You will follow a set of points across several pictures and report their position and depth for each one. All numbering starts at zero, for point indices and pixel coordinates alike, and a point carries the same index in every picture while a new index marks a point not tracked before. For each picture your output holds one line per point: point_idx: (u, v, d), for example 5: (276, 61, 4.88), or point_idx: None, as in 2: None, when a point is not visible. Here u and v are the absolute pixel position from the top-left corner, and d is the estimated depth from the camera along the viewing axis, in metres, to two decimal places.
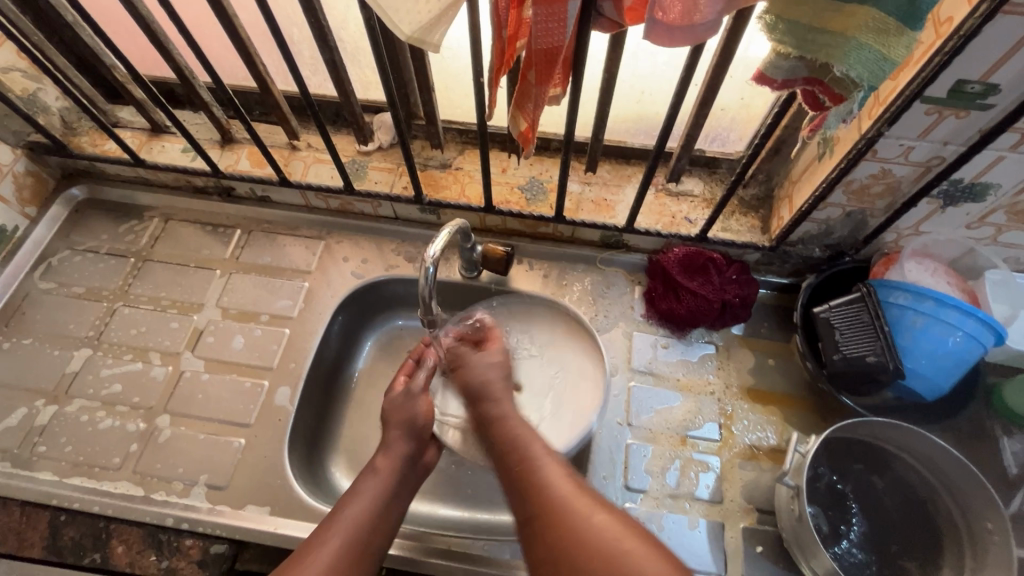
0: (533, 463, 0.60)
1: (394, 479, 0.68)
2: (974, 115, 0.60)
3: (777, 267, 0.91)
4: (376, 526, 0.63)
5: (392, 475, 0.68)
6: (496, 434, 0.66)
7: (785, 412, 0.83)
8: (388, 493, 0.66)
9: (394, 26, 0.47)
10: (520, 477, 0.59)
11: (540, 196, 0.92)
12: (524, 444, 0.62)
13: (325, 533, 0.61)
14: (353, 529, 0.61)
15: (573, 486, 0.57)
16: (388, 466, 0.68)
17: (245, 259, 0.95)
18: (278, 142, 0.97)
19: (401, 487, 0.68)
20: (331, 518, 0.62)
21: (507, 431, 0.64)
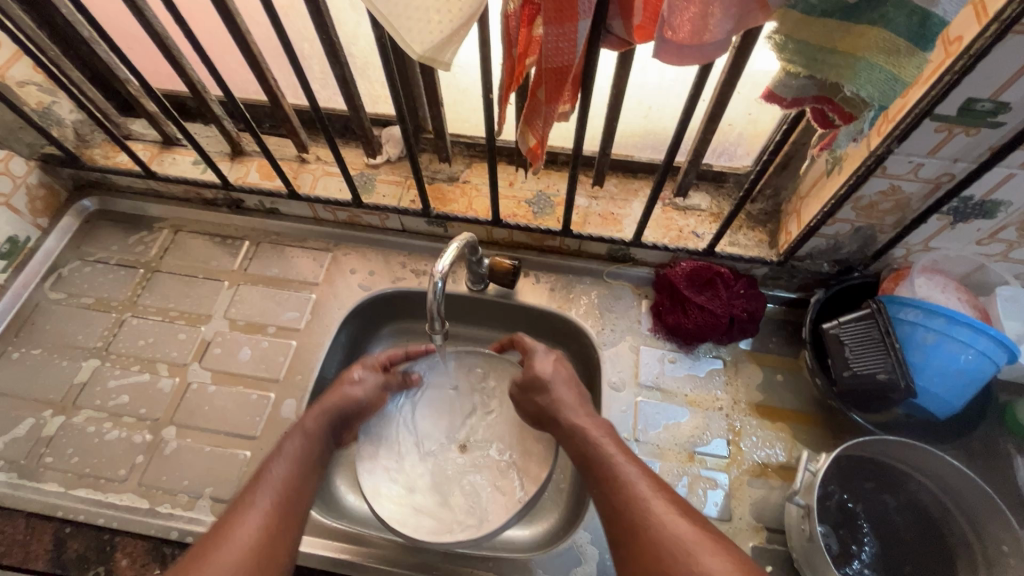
0: (615, 470, 0.60)
1: (317, 447, 0.67)
2: (985, 132, 0.60)
3: (785, 282, 0.90)
4: (300, 488, 0.62)
5: (311, 444, 0.67)
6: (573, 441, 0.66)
7: (794, 428, 0.82)
8: (308, 461, 0.65)
9: (406, 46, 0.47)
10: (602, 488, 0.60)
11: (547, 209, 0.92)
12: (603, 453, 0.63)
13: (251, 495, 0.60)
14: (279, 490, 0.60)
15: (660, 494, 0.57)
16: (312, 428, 0.68)
17: (253, 270, 0.96)
18: (287, 155, 0.98)
19: (319, 458, 0.67)
20: (256, 481, 0.61)
21: (592, 450, 0.63)
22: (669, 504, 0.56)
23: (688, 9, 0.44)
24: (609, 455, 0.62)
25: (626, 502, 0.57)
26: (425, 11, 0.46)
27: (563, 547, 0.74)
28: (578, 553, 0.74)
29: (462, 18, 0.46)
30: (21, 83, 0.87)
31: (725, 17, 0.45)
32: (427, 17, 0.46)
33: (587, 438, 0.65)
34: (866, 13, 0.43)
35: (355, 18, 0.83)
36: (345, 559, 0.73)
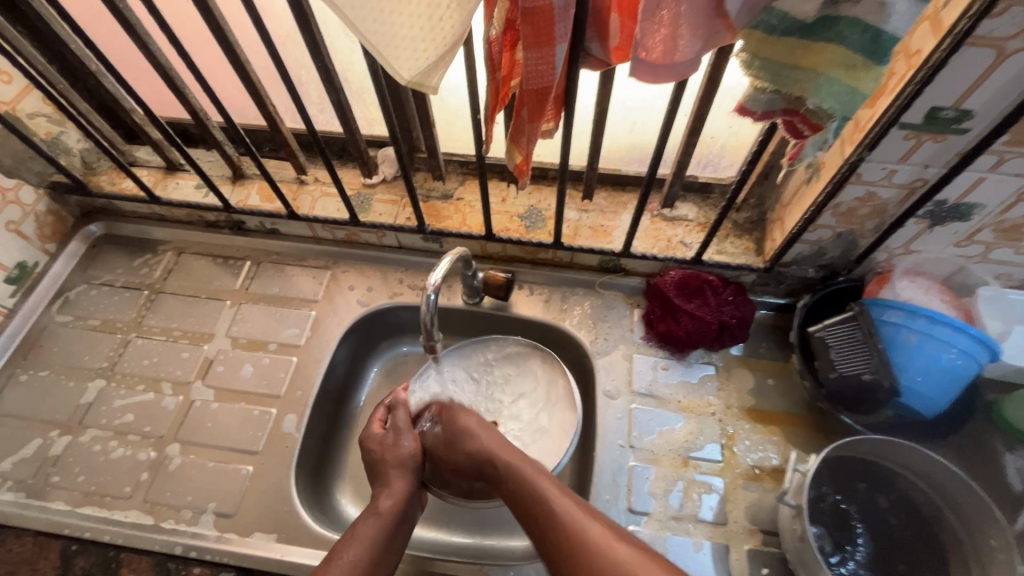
0: (547, 505, 0.62)
1: (392, 524, 0.68)
2: (951, 139, 0.62)
3: (773, 288, 0.92)
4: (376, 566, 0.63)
5: (380, 524, 0.67)
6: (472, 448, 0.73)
7: (786, 431, 0.84)
8: (380, 544, 0.65)
9: (395, 72, 0.50)
10: (532, 520, 0.62)
11: (539, 223, 0.95)
12: (527, 476, 0.66)
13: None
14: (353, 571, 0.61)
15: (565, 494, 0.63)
16: (386, 508, 0.68)
17: (254, 289, 0.98)
18: (286, 177, 1.01)
19: (393, 535, 0.67)
20: (328, 561, 0.62)
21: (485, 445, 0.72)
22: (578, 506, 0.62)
23: (659, 32, 0.47)
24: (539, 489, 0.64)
25: (528, 494, 0.64)
26: (412, 40, 0.49)
27: None
28: None
29: (447, 45, 0.49)
30: (31, 114, 0.90)
31: (694, 38, 0.48)
32: (414, 45, 0.49)
33: (519, 474, 0.67)
34: (823, 30, 0.46)
35: (349, 46, 0.86)
36: None
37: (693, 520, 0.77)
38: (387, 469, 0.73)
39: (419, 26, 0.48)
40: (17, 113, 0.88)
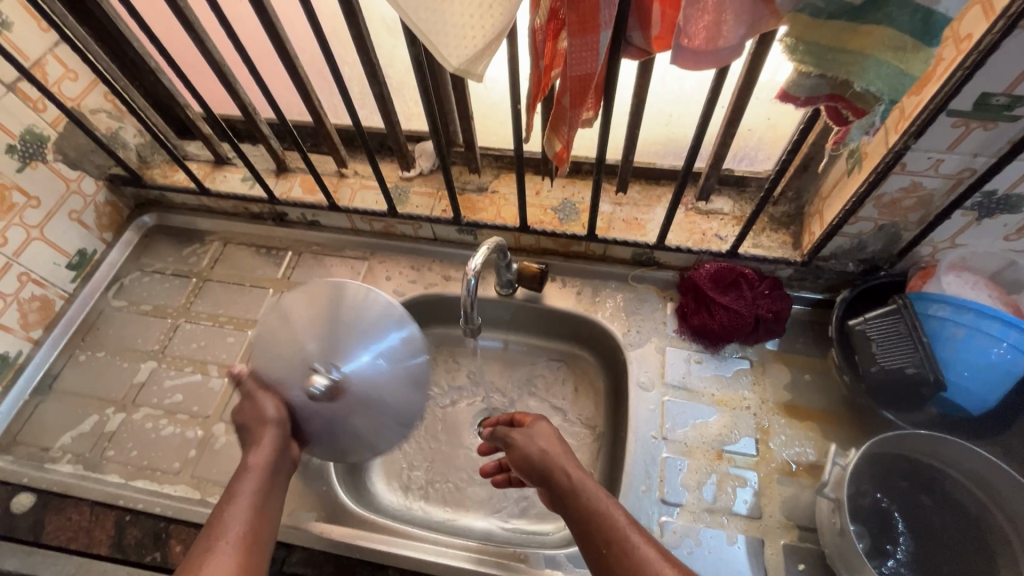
0: (617, 533, 0.58)
1: (264, 477, 0.62)
2: (1002, 126, 0.61)
3: (810, 283, 0.91)
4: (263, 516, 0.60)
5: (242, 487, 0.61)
6: (535, 465, 0.67)
7: (823, 427, 0.82)
8: (268, 478, 0.62)
9: (443, 59, 0.52)
10: (605, 550, 0.58)
11: (572, 216, 0.96)
12: (604, 514, 0.60)
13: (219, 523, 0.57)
14: (247, 518, 0.58)
15: (635, 526, 0.59)
16: (259, 468, 0.62)
17: (295, 279, 1.02)
18: (328, 170, 1.04)
19: (272, 485, 0.63)
20: (214, 541, 0.55)
21: (552, 463, 0.66)
22: (644, 534, 0.58)
23: (703, 18, 0.48)
24: (613, 518, 0.59)
25: (590, 516, 0.60)
26: (461, 28, 0.51)
27: None
28: None
29: (492, 34, 0.51)
30: (94, 110, 0.95)
31: (738, 23, 0.48)
32: (462, 32, 0.51)
33: (588, 499, 0.61)
34: (871, 13, 0.46)
35: (391, 42, 0.89)
36: (379, 549, 0.75)
37: (727, 514, 0.77)
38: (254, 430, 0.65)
39: (468, 13, 0.50)
40: (82, 108, 0.93)
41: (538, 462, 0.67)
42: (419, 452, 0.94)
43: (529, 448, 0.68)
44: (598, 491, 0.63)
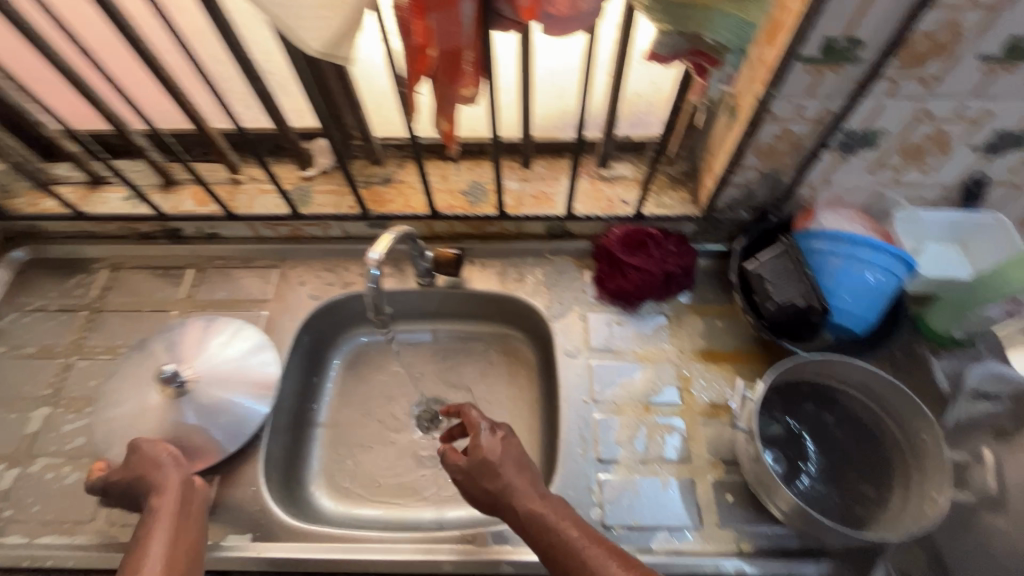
0: (579, 556, 0.59)
1: (175, 515, 0.67)
2: (848, 68, 0.67)
3: (713, 235, 0.96)
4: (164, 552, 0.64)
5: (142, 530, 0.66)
6: (481, 491, 0.67)
7: (738, 367, 0.88)
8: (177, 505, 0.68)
9: (304, 44, 0.51)
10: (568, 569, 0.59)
11: (482, 197, 0.96)
12: (561, 537, 0.61)
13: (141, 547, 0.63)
14: (172, 539, 0.64)
15: (597, 542, 0.60)
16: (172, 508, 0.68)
17: (200, 297, 0.96)
18: (220, 179, 0.98)
19: (185, 522, 0.67)
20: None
21: (500, 487, 0.66)
22: (604, 549, 0.59)
23: None
24: (569, 538, 0.61)
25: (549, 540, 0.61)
26: (317, 9, 0.49)
27: None
28: None
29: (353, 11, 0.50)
30: None
31: None
32: (319, 14, 0.49)
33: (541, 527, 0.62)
34: None
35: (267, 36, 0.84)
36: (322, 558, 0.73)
37: (660, 461, 0.81)
38: (147, 478, 0.70)
39: None
40: None
41: (497, 493, 0.65)
42: (359, 456, 0.92)
43: (490, 484, 0.66)
44: (561, 517, 0.63)
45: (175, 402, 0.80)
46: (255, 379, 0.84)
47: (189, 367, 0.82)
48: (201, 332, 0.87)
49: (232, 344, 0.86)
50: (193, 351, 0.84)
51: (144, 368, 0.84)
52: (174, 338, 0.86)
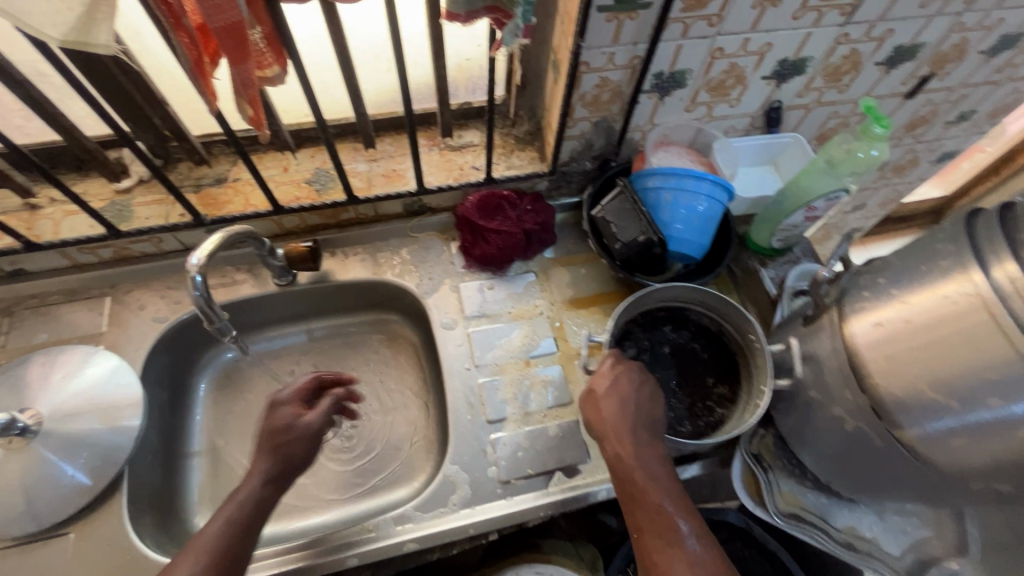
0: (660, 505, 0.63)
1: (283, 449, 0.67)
2: (642, 14, 0.71)
3: (565, 189, 1.01)
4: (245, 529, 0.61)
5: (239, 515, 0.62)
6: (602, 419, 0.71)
7: (605, 307, 0.94)
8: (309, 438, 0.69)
9: (44, 34, 0.45)
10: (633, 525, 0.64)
11: (330, 183, 0.92)
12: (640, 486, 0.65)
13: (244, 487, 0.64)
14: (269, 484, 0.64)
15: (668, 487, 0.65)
16: (245, 495, 0.63)
17: (14, 344, 0.83)
18: (11, 206, 0.85)
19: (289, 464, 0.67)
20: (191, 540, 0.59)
21: (605, 424, 0.70)
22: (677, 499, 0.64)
23: None
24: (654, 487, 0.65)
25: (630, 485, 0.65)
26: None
27: (436, 484, 0.78)
28: (451, 482, 0.78)
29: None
30: None
31: None
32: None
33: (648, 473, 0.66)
34: None
35: None
36: None
37: (546, 409, 0.85)
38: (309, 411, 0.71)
39: None
40: None
41: (611, 421, 0.70)
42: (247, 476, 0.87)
43: (608, 410, 0.70)
44: (644, 454, 0.67)
45: (25, 450, 0.72)
46: (113, 403, 0.78)
47: (29, 409, 0.75)
48: (46, 368, 0.79)
49: (87, 371, 0.79)
50: (39, 389, 0.77)
51: None
52: (18, 381, 0.78)
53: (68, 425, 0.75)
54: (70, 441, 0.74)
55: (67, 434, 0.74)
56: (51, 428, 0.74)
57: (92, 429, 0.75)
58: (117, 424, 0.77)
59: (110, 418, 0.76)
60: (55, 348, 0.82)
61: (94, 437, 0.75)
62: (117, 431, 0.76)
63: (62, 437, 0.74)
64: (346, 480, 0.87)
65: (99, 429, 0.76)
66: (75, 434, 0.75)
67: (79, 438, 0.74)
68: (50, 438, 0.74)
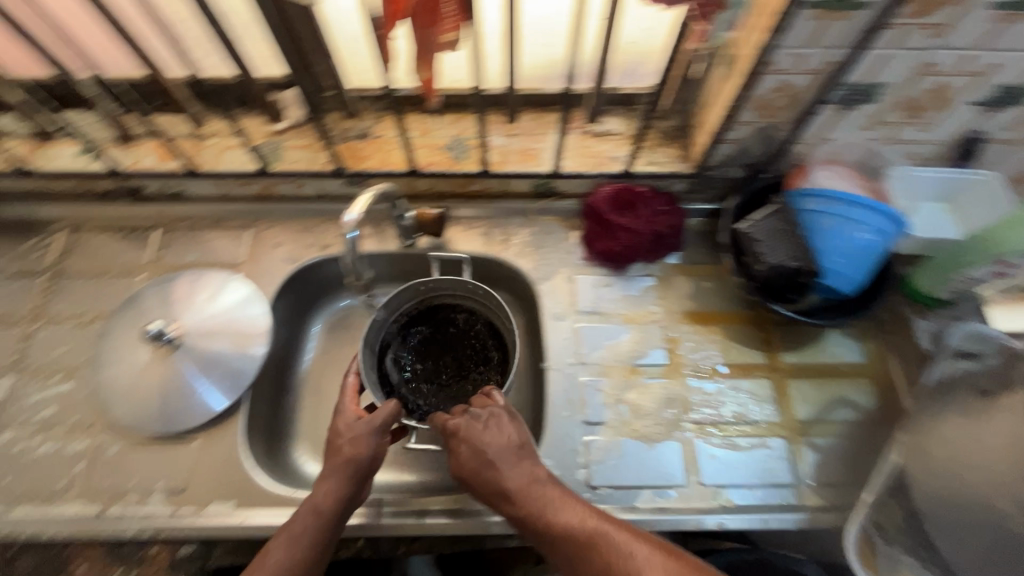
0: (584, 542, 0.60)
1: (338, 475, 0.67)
2: (854, 15, 0.63)
3: (702, 194, 0.94)
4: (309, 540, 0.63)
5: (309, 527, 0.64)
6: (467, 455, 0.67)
7: (725, 328, 0.88)
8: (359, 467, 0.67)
9: None
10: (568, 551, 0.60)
11: (465, 153, 0.91)
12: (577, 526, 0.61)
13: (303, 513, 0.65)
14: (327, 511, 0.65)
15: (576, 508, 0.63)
16: (304, 520, 0.64)
17: (168, 260, 0.91)
18: (182, 133, 0.92)
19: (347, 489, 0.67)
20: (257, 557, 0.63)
21: (475, 461, 0.66)
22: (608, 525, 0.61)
23: None
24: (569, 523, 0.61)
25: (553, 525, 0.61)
26: None
27: None
28: None
29: None
30: None
31: None
32: None
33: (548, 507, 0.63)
34: None
35: None
36: None
37: (646, 422, 0.81)
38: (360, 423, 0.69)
39: None
40: None
41: (476, 458, 0.66)
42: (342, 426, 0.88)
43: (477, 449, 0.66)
44: (526, 483, 0.64)
45: (169, 358, 0.79)
46: (244, 331, 0.84)
47: (176, 321, 0.81)
48: (189, 288, 0.86)
49: (224, 296, 0.86)
50: (185, 305, 0.84)
51: (137, 324, 0.83)
52: (167, 294, 0.85)
53: (206, 342, 0.81)
54: (206, 358, 0.80)
55: (204, 350, 0.81)
56: (191, 343, 0.81)
57: (225, 351, 0.82)
58: (245, 352, 0.82)
59: (241, 345, 0.82)
60: (198, 271, 0.88)
61: (226, 359, 0.81)
62: (245, 357, 0.82)
63: (199, 353, 0.80)
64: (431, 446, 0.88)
65: (231, 352, 0.82)
66: (210, 353, 0.81)
67: (212, 357, 0.81)
68: (190, 352, 0.80)
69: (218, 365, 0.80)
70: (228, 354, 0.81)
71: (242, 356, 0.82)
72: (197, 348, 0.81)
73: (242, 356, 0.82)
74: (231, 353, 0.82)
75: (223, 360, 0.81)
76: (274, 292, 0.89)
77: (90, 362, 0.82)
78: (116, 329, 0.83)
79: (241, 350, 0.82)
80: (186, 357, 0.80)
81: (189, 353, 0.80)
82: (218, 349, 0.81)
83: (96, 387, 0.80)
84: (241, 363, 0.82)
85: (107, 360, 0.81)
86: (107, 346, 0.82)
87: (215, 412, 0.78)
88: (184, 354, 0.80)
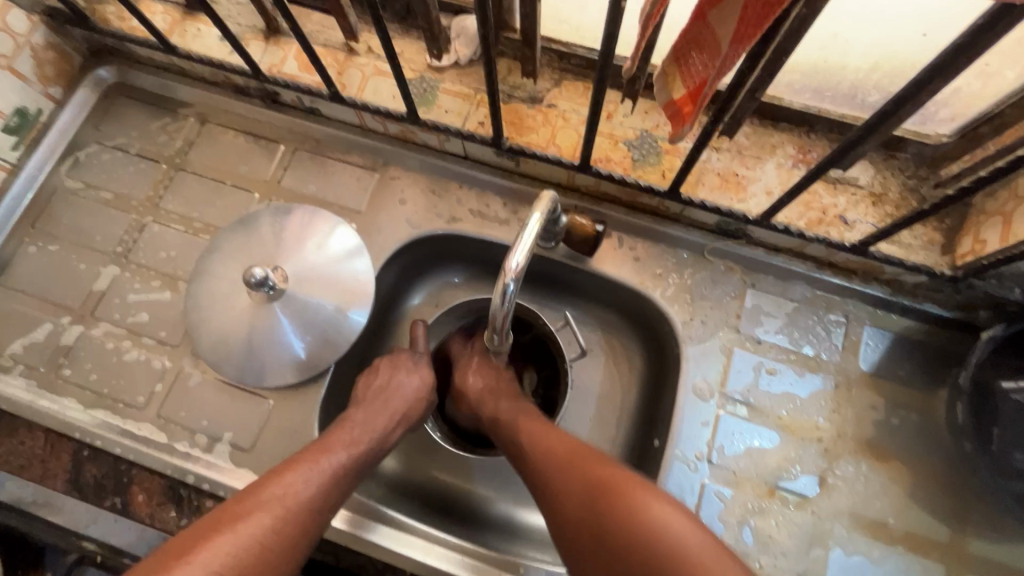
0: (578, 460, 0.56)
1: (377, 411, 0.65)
2: None
3: (944, 297, 0.69)
4: (341, 491, 0.57)
5: (349, 466, 0.59)
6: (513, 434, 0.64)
7: (907, 479, 0.68)
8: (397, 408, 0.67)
9: None
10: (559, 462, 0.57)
11: (651, 157, 0.71)
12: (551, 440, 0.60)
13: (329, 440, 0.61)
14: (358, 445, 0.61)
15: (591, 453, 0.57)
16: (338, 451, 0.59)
17: (287, 183, 0.81)
18: (333, 41, 0.78)
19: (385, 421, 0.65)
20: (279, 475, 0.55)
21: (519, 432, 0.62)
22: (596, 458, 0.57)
23: None
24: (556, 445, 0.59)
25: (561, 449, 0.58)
26: None
27: None
28: None
29: None
30: None
31: None
32: None
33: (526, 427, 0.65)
34: None
35: None
36: (365, 538, 0.66)
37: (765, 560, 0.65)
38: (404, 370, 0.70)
39: None
40: None
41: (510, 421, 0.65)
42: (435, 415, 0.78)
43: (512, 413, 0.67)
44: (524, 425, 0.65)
45: (264, 305, 0.72)
46: (348, 293, 0.74)
47: (279, 266, 0.73)
48: (300, 225, 0.76)
49: (334, 246, 0.75)
50: (293, 246, 0.75)
51: (244, 248, 0.75)
52: (279, 226, 0.76)
53: (307, 298, 0.73)
54: (305, 315, 0.73)
55: (305, 306, 0.73)
56: (292, 293, 0.73)
57: (324, 312, 0.73)
58: (344, 319, 0.73)
59: (342, 310, 0.73)
60: (313, 208, 0.77)
61: (324, 323, 0.73)
62: (342, 325, 0.73)
63: (299, 308, 0.72)
64: (500, 473, 0.78)
65: (331, 316, 0.73)
66: (309, 310, 0.73)
67: (309, 317, 0.73)
68: (288, 306, 0.72)
69: (315, 327, 0.73)
70: (326, 317, 0.73)
71: (341, 322, 0.73)
72: (298, 302, 0.72)
73: (340, 322, 0.73)
74: (330, 316, 0.73)
75: (321, 322, 0.73)
76: (388, 254, 0.78)
77: (189, 276, 0.76)
78: (221, 246, 0.76)
79: (341, 315, 0.73)
80: (285, 310, 0.72)
81: (289, 304, 0.72)
82: (319, 308, 0.73)
83: (189, 306, 0.74)
84: (338, 329, 0.73)
85: (204, 281, 0.75)
86: (209, 263, 0.75)
87: (301, 378, 0.72)
88: (284, 304, 0.72)
